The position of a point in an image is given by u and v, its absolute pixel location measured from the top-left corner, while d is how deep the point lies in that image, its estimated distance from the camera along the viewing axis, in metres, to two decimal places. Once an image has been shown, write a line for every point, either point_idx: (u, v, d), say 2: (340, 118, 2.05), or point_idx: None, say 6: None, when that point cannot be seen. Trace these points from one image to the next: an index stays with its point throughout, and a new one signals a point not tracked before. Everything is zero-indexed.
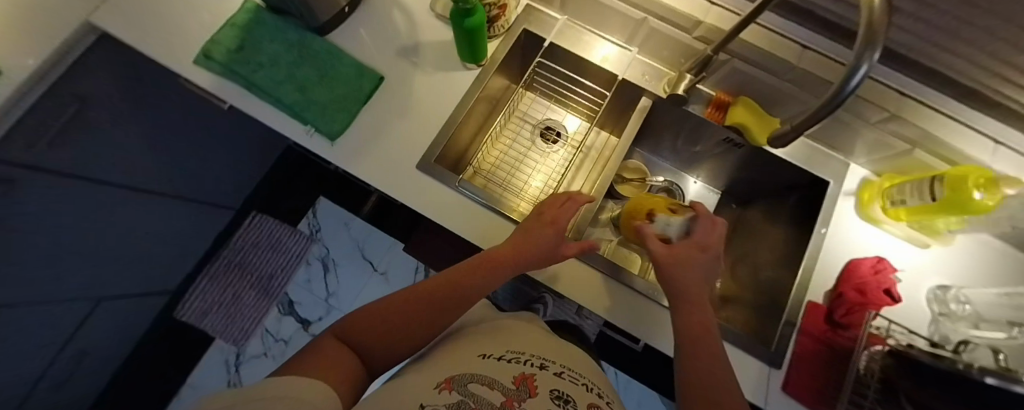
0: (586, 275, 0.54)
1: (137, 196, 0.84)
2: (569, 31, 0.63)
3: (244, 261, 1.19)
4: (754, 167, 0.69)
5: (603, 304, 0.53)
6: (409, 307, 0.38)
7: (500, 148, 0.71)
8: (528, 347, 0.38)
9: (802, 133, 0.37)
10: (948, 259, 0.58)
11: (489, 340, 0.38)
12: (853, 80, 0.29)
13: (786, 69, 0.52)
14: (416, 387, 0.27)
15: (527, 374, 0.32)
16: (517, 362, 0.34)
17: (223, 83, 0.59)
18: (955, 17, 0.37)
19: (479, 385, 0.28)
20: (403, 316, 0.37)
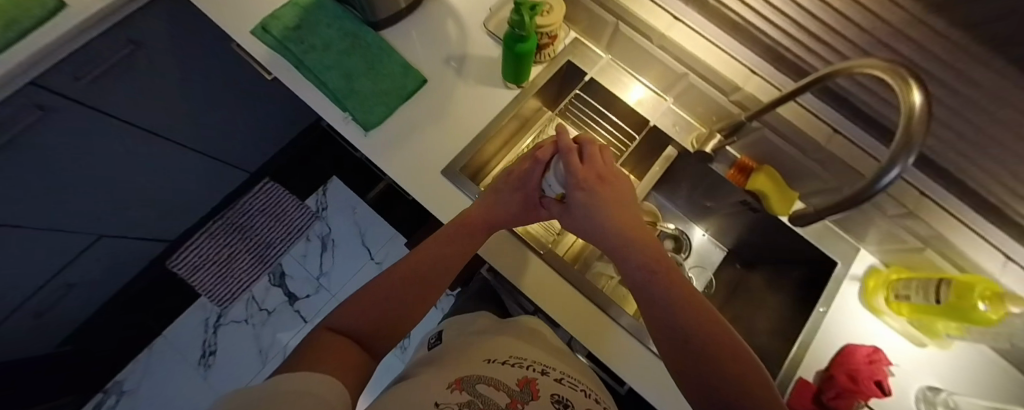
0: (577, 301, 0.56)
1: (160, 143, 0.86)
2: (610, 70, 0.65)
3: (247, 225, 1.20)
4: (765, 233, 0.70)
5: (592, 333, 0.55)
6: (397, 290, 0.41)
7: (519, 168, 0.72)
8: (528, 354, 0.39)
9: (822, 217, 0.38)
10: (942, 362, 0.58)
11: (494, 347, 0.39)
12: (885, 178, 0.30)
13: (814, 148, 0.54)
14: (427, 388, 0.28)
15: (531, 379, 0.32)
16: (520, 366, 0.34)
17: (275, 58, 0.62)
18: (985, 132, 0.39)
19: (486, 386, 0.29)
20: (393, 299, 0.40)
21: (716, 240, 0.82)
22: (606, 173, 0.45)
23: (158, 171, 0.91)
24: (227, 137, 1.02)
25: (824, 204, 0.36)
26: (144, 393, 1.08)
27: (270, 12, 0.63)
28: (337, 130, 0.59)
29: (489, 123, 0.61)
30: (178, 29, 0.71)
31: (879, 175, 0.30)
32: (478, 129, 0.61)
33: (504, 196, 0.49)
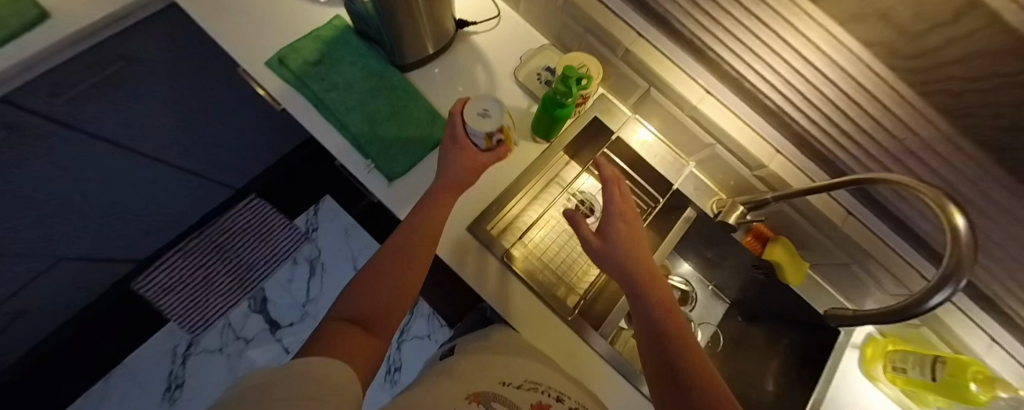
0: (567, 337, 0.57)
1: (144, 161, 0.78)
2: (636, 130, 0.66)
3: (227, 245, 1.11)
4: (768, 296, 0.71)
5: (579, 366, 0.56)
6: (390, 267, 0.40)
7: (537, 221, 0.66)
8: (542, 376, 0.42)
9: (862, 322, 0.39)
10: None
11: (516, 366, 0.42)
12: (937, 299, 0.31)
13: (828, 227, 0.57)
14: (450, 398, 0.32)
15: (545, 405, 0.37)
16: (535, 390, 0.39)
17: (291, 92, 0.57)
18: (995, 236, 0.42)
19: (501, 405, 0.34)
20: (388, 275, 0.40)
21: (718, 290, 0.81)
22: (628, 213, 0.52)
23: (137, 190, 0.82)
24: (216, 153, 0.94)
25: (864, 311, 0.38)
26: None
27: (288, 43, 0.59)
28: (358, 177, 0.56)
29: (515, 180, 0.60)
30: (178, 47, 0.65)
31: (924, 296, 0.32)
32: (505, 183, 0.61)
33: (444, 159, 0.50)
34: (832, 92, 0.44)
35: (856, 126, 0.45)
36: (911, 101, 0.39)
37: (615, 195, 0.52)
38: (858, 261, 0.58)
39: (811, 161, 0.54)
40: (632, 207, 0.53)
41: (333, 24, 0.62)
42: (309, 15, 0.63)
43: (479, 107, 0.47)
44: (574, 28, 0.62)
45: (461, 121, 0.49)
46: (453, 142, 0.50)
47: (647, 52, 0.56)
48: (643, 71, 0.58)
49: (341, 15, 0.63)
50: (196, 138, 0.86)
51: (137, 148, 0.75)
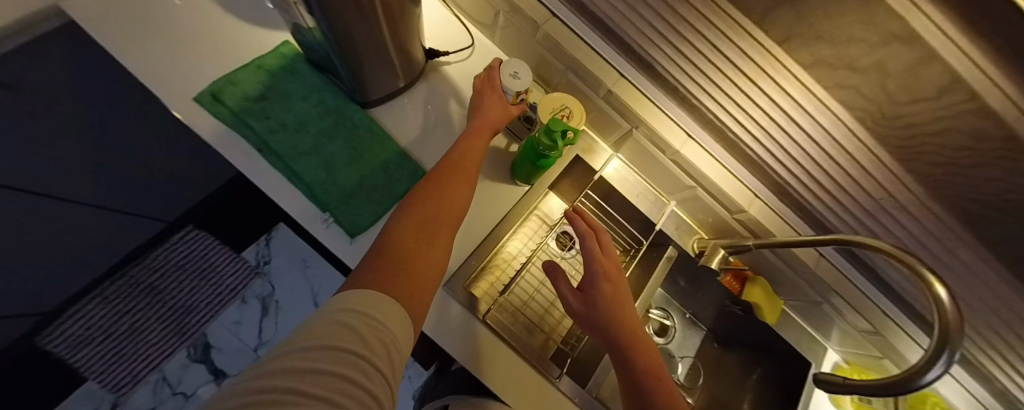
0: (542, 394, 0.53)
1: (63, 208, 0.64)
2: (616, 167, 0.64)
3: (159, 286, 0.92)
4: (744, 332, 0.71)
5: None
6: (416, 241, 0.37)
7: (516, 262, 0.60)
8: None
9: (854, 387, 0.40)
10: None
11: None
12: (933, 372, 0.32)
13: (803, 269, 0.58)
14: None
15: None
16: None
17: (227, 133, 0.48)
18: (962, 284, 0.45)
19: None
20: (433, 214, 0.41)
21: (694, 318, 0.77)
22: (611, 269, 0.49)
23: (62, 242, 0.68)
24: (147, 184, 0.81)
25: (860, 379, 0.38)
26: None
27: (224, 74, 0.50)
28: (313, 234, 0.48)
29: (495, 227, 0.57)
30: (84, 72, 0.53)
31: (920, 368, 0.33)
32: (485, 230, 0.57)
33: (484, 105, 0.53)
34: (816, 150, 0.44)
35: (835, 181, 0.45)
36: (886, 162, 0.41)
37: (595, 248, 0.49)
38: (828, 300, 0.60)
39: (787, 207, 0.54)
40: (613, 262, 0.50)
41: (280, 52, 0.53)
42: (250, 40, 0.54)
43: (511, 70, 0.55)
44: (553, 63, 0.59)
45: (495, 78, 0.55)
46: (484, 94, 0.54)
47: (629, 94, 0.54)
48: (626, 113, 0.56)
49: (290, 41, 0.55)
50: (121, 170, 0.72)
51: (53, 196, 0.61)
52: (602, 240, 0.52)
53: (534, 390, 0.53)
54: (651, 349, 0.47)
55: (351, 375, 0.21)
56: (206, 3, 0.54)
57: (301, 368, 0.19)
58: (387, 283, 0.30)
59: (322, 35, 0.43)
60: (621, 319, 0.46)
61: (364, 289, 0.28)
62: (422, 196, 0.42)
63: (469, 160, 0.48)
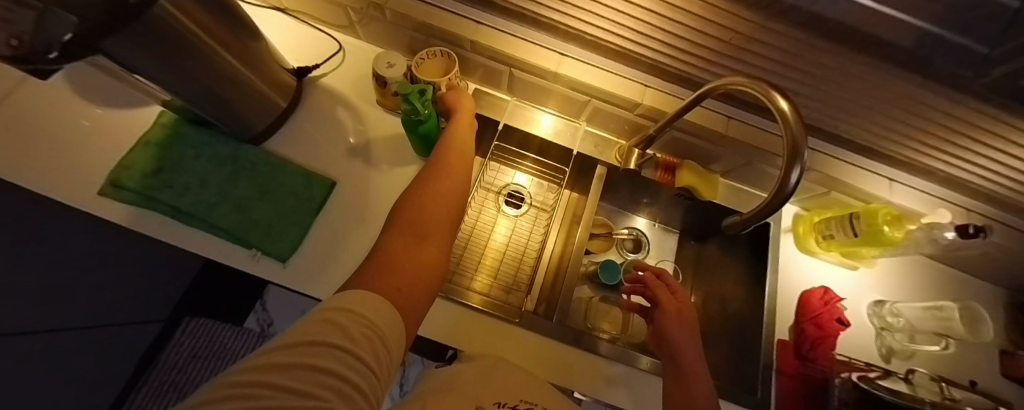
0: (522, 338, 0.57)
1: (65, 338, 0.70)
2: (517, 110, 0.67)
3: (181, 380, 0.81)
4: (695, 216, 0.73)
5: (542, 366, 0.55)
6: (448, 181, 0.42)
7: (484, 235, 0.71)
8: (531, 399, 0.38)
9: (757, 220, 0.41)
10: (876, 279, 0.67)
11: (498, 389, 0.37)
12: (792, 176, 0.33)
13: (717, 137, 0.58)
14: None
15: None
16: None
17: (139, 213, 0.51)
18: (833, 93, 0.47)
19: None
20: (461, 157, 0.46)
21: (665, 224, 0.80)
22: (681, 351, 0.48)
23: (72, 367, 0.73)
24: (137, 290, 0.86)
25: (757, 207, 0.40)
26: None
27: (117, 163, 0.53)
28: (247, 271, 0.51)
29: None
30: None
31: (784, 179, 0.34)
32: None
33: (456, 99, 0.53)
34: (657, 19, 0.44)
35: (689, 41, 0.46)
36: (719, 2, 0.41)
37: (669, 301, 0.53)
38: (757, 159, 0.60)
39: (676, 84, 0.56)
40: (695, 358, 0.47)
41: (161, 123, 0.56)
42: (137, 125, 0.57)
43: (386, 59, 0.55)
44: (418, 40, 0.61)
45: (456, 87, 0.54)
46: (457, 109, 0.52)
47: (488, 37, 0.55)
48: (497, 55, 0.57)
49: (168, 110, 0.58)
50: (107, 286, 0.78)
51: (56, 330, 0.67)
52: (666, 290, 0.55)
53: (525, 343, 0.57)
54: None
55: (338, 370, 0.19)
56: (89, 109, 0.57)
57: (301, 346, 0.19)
58: (417, 221, 0.35)
59: (179, 98, 0.47)
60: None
61: (388, 236, 0.34)
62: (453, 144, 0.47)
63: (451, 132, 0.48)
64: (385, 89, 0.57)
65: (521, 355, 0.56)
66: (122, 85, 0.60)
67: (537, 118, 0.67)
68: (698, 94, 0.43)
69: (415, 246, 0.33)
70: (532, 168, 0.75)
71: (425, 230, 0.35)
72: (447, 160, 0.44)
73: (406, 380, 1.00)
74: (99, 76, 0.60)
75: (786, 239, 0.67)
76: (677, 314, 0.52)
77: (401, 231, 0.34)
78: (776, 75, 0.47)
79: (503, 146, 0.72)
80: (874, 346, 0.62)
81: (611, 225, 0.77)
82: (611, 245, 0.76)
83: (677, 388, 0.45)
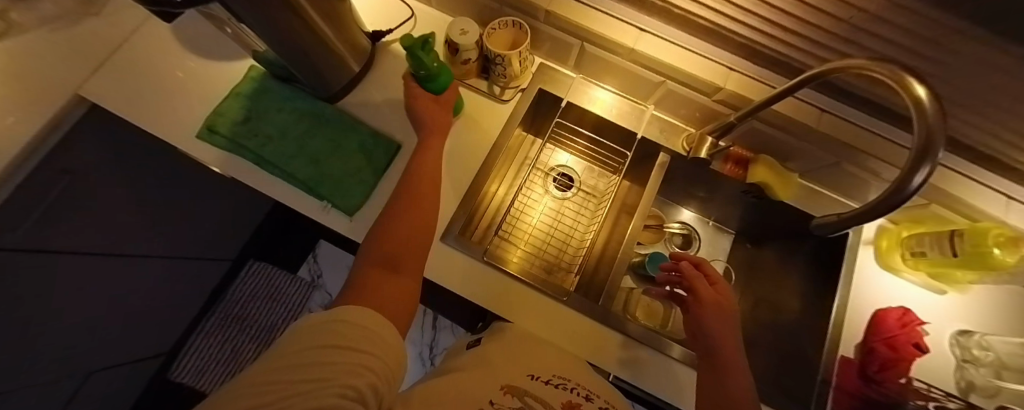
0: (567, 318, 0.56)
1: (156, 262, 0.79)
2: (582, 88, 0.65)
3: (245, 314, 1.00)
4: (758, 217, 0.69)
5: (586, 348, 0.55)
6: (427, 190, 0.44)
7: (529, 214, 0.71)
8: (578, 377, 0.38)
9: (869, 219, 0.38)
10: (966, 307, 0.59)
11: (537, 358, 0.39)
12: (917, 175, 0.30)
13: (806, 131, 0.53)
14: (481, 385, 0.32)
15: (575, 404, 0.33)
16: (562, 389, 0.35)
17: (230, 158, 0.56)
18: (971, 83, 0.41)
19: (532, 399, 0.32)
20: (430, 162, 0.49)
21: (720, 224, 0.76)
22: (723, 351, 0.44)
23: (155, 289, 0.83)
24: (214, 230, 0.96)
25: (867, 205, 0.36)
26: None
27: (212, 110, 0.58)
28: (318, 221, 0.55)
29: (476, 176, 0.60)
30: (120, 151, 0.62)
31: (905, 179, 0.31)
32: (464, 185, 0.59)
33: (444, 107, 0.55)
34: None
35: (797, 20, 0.41)
36: None
37: (707, 294, 0.49)
38: (847, 159, 0.54)
39: (766, 70, 0.52)
40: (734, 353, 0.44)
41: (250, 77, 0.60)
42: (230, 76, 0.62)
43: (460, 26, 0.55)
44: (491, 8, 0.60)
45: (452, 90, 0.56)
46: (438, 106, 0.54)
47: (567, 9, 0.54)
48: (570, 28, 0.56)
49: (256, 65, 0.62)
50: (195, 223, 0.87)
51: (144, 253, 0.75)
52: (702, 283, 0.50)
53: (563, 329, 0.56)
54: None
55: (355, 384, 0.21)
56: (190, 58, 0.63)
57: (321, 365, 0.21)
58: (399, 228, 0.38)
59: (273, 51, 0.50)
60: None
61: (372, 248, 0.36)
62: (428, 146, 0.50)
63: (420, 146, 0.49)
64: (456, 56, 0.57)
65: (560, 333, 0.56)
66: (219, 38, 0.64)
67: (602, 97, 0.64)
68: (799, 80, 0.39)
69: (391, 253, 0.36)
70: (584, 149, 0.74)
71: (406, 237, 0.38)
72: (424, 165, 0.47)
73: (436, 346, 1.07)
74: (200, 26, 0.65)
75: (864, 251, 0.61)
76: (718, 310, 0.47)
77: (381, 244, 0.36)
78: (896, 62, 0.41)
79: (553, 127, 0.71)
80: (950, 377, 0.56)
81: (663, 217, 0.75)
82: (661, 238, 0.74)
83: (713, 383, 0.42)
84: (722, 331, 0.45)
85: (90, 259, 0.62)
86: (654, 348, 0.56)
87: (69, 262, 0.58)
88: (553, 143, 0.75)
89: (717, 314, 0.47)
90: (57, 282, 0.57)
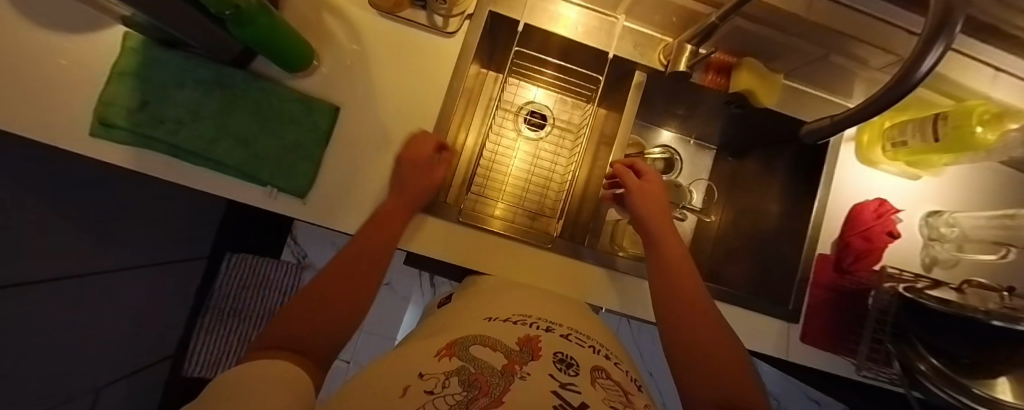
0: (544, 261, 0.55)
1: (127, 274, 0.74)
2: (540, 5, 0.55)
3: (238, 306, 1.00)
4: (740, 128, 0.66)
5: (574, 289, 0.55)
6: (358, 262, 0.41)
7: (503, 161, 0.66)
8: (560, 318, 0.39)
9: (871, 112, 0.35)
10: (938, 188, 0.61)
11: (500, 304, 0.40)
12: (927, 61, 0.26)
13: (794, 24, 0.47)
14: (418, 357, 0.27)
15: (533, 335, 0.33)
16: (523, 324, 0.36)
17: (143, 154, 0.47)
18: None
19: (481, 346, 0.29)
20: (371, 240, 0.44)
21: (702, 141, 0.75)
22: (664, 241, 0.46)
23: (139, 299, 0.79)
24: (174, 230, 0.89)
25: (872, 97, 0.33)
26: None
27: (97, 98, 0.46)
28: (269, 209, 0.50)
29: (435, 128, 0.53)
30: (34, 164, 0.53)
31: (913, 65, 0.27)
32: (423, 143, 0.53)
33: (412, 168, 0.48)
34: None
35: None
36: None
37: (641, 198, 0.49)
38: (837, 48, 0.49)
39: None
40: (678, 252, 0.45)
41: (129, 47, 0.46)
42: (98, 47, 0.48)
43: None
44: None
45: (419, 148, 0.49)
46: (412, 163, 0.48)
47: None
48: None
49: (131, 30, 0.48)
50: (150, 228, 0.80)
51: (117, 267, 0.70)
52: (637, 187, 0.51)
53: (532, 271, 0.55)
54: (713, 357, 0.35)
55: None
56: None
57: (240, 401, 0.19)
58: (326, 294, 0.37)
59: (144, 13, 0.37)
60: (675, 319, 0.39)
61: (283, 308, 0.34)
62: (370, 222, 0.45)
63: (414, 169, 0.47)
64: None
65: (540, 277, 0.55)
66: None
67: (564, 14, 0.55)
68: None
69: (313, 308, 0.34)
70: (553, 81, 0.67)
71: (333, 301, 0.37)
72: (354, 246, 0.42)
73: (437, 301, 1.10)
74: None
75: (847, 148, 0.59)
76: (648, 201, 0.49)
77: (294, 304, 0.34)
78: None
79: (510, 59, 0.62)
80: (916, 257, 0.60)
81: (643, 144, 0.71)
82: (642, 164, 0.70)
83: (660, 278, 0.43)
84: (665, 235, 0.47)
85: (71, 284, 0.58)
86: (631, 273, 0.56)
87: (54, 289, 0.55)
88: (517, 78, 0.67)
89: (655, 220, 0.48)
90: (47, 313, 0.54)
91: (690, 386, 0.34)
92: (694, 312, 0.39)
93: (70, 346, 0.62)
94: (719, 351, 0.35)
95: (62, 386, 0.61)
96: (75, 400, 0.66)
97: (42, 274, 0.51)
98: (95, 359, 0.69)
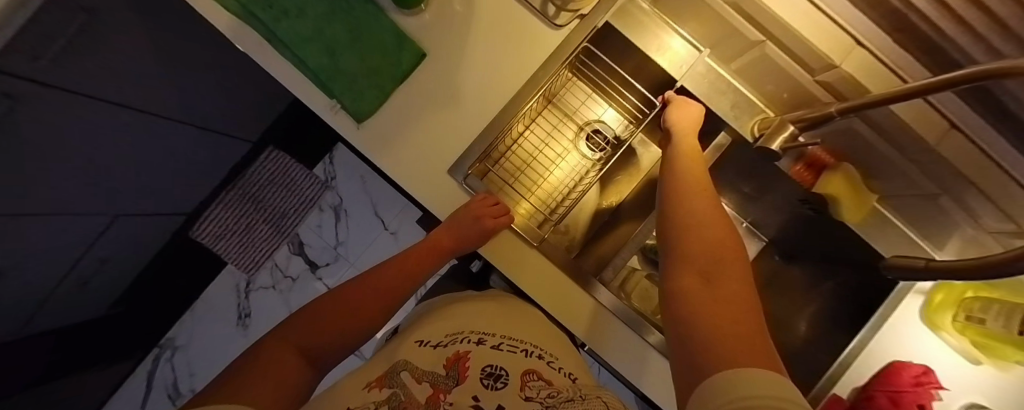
0: (545, 272, 0.53)
1: (178, 127, 0.78)
2: (653, 31, 0.52)
3: (259, 195, 1.10)
4: (804, 232, 0.61)
5: (555, 303, 0.53)
6: (374, 291, 0.45)
7: (549, 165, 0.66)
8: (500, 327, 0.40)
9: (988, 273, 0.30)
10: (998, 382, 0.53)
11: (441, 321, 0.41)
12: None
13: (917, 147, 0.43)
14: (353, 389, 0.30)
15: (461, 351, 0.35)
16: (451, 342, 0.36)
17: (241, 27, 0.50)
18: None
19: (409, 373, 0.31)
20: (394, 271, 0.48)
21: (755, 229, 0.71)
22: (695, 176, 0.37)
23: (179, 153, 0.84)
24: (237, 108, 0.94)
25: (990, 256, 0.28)
26: (194, 346, 1.12)
27: None
28: (327, 120, 0.52)
29: (504, 108, 0.53)
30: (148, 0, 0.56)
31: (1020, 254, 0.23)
32: (487, 120, 0.53)
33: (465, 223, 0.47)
34: None
35: (989, 18, 0.27)
36: None
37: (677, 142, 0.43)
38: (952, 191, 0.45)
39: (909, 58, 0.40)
40: (702, 175, 0.38)
41: None
42: None
43: None
44: None
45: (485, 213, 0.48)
46: (482, 218, 0.48)
47: None
48: None
49: None
50: (218, 97, 0.85)
51: (168, 116, 0.74)
52: (684, 135, 0.44)
53: (530, 274, 0.53)
54: (707, 232, 0.31)
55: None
56: None
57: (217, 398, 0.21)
58: (339, 319, 0.40)
59: None
60: (677, 200, 0.35)
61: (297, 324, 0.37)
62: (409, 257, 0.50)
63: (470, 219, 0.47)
64: None
65: (525, 275, 0.53)
66: None
67: (673, 47, 0.52)
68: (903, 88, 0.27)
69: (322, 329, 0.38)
70: (630, 110, 0.66)
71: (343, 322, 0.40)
72: (379, 272, 0.47)
73: None
74: None
75: (912, 300, 0.54)
76: (687, 136, 0.44)
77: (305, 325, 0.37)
78: None
79: (595, 71, 0.61)
80: None
81: None
82: None
83: (676, 193, 0.35)
84: (687, 143, 0.43)
85: (115, 111, 0.61)
86: (624, 320, 0.53)
87: (100, 111, 0.58)
88: (597, 94, 0.66)
89: (684, 161, 0.40)
90: (84, 126, 0.57)
91: (678, 263, 0.30)
92: (699, 192, 0.35)
93: (96, 165, 0.65)
94: (715, 231, 0.31)
95: (72, 195, 0.64)
96: (87, 214, 0.71)
97: (91, 89, 0.54)
98: (115, 186, 0.73)
